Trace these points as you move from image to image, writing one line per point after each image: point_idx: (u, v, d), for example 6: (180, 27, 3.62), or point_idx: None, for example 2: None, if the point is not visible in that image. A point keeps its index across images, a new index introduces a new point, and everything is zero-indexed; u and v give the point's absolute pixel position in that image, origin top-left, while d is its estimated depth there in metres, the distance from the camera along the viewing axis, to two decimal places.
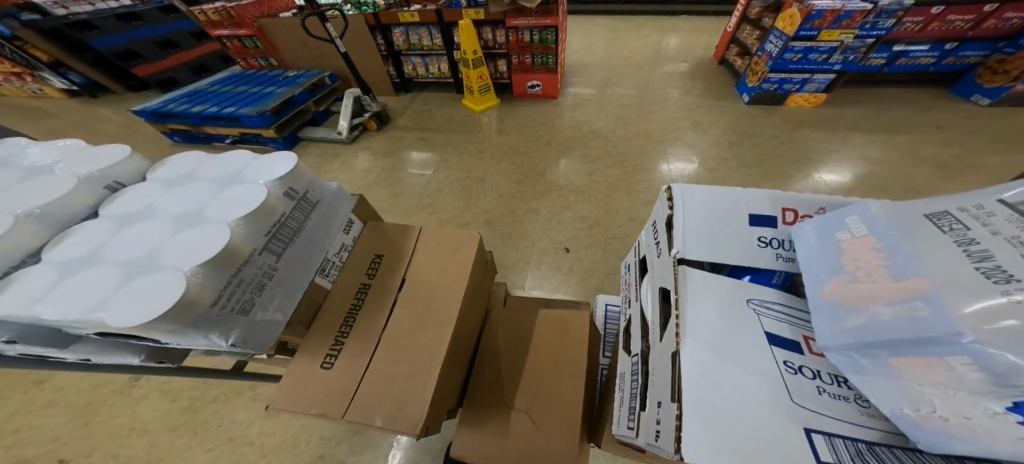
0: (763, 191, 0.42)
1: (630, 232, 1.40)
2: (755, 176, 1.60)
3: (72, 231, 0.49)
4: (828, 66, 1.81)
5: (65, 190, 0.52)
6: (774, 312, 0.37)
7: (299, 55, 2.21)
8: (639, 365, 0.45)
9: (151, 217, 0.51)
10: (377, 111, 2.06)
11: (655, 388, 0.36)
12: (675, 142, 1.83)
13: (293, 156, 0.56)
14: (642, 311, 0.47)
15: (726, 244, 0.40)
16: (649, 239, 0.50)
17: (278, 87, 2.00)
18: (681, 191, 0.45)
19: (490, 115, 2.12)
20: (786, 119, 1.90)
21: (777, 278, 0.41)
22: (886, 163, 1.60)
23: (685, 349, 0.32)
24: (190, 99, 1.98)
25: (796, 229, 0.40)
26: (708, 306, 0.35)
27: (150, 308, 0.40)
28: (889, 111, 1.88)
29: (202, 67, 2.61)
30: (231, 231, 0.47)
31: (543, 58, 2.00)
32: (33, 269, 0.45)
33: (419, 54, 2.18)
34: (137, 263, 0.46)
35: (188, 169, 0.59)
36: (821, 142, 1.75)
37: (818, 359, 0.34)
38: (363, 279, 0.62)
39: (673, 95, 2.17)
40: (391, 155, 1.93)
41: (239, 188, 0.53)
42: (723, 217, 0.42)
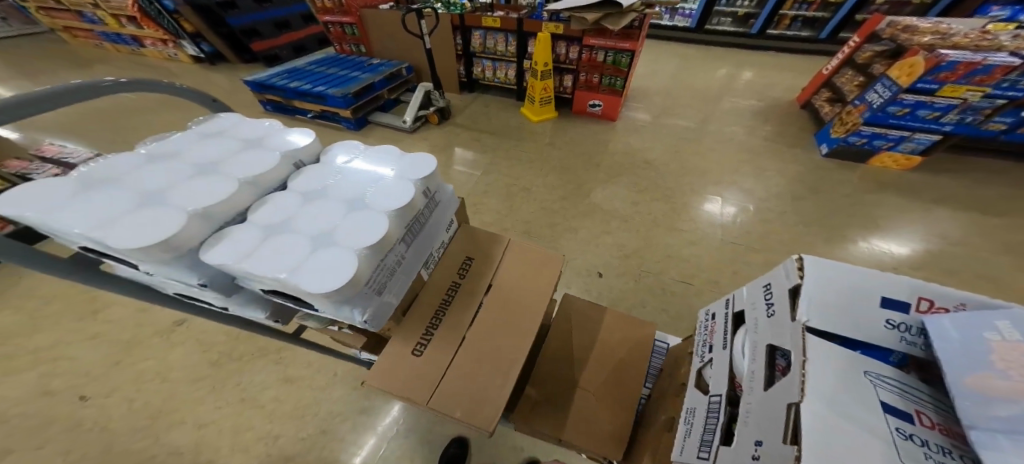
0: (905, 279, 0.37)
1: (668, 268, 1.37)
2: (813, 234, 1.51)
3: (268, 200, 0.56)
4: (938, 126, 1.66)
5: (271, 164, 0.59)
6: (890, 386, 0.36)
7: (385, 45, 2.38)
8: (720, 404, 0.45)
9: (325, 197, 0.58)
10: (441, 107, 2.18)
11: (749, 429, 0.37)
12: (731, 185, 1.76)
13: (435, 162, 0.63)
14: (733, 360, 0.47)
15: (853, 320, 0.38)
16: (753, 295, 0.47)
17: (361, 73, 2.17)
18: (814, 263, 0.40)
19: (546, 126, 2.15)
20: (865, 178, 1.77)
21: (892, 357, 0.39)
22: (965, 244, 1.44)
23: (807, 402, 0.32)
24: (291, 75, 2.20)
25: (932, 322, 0.36)
26: (828, 369, 0.34)
27: (338, 278, 0.46)
28: (985, 187, 1.69)
29: (301, 47, 2.98)
30: (387, 221, 0.54)
31: (612, 79, 2.00)
32: (241, 227, 0.51)
33: (491, 58, 2.28)
34: (319, 238, 0.52)
35: (352, 158, 0.67)
36: (895, 210, 1.60)
37: (929, 431, 0.33)
38: (455, 278, 0.66)
39: (738, 134, 2.09)
40: (443, 151, 2.02)
41: (394, 184, 0.60)
42: (855, 293, 0.38)
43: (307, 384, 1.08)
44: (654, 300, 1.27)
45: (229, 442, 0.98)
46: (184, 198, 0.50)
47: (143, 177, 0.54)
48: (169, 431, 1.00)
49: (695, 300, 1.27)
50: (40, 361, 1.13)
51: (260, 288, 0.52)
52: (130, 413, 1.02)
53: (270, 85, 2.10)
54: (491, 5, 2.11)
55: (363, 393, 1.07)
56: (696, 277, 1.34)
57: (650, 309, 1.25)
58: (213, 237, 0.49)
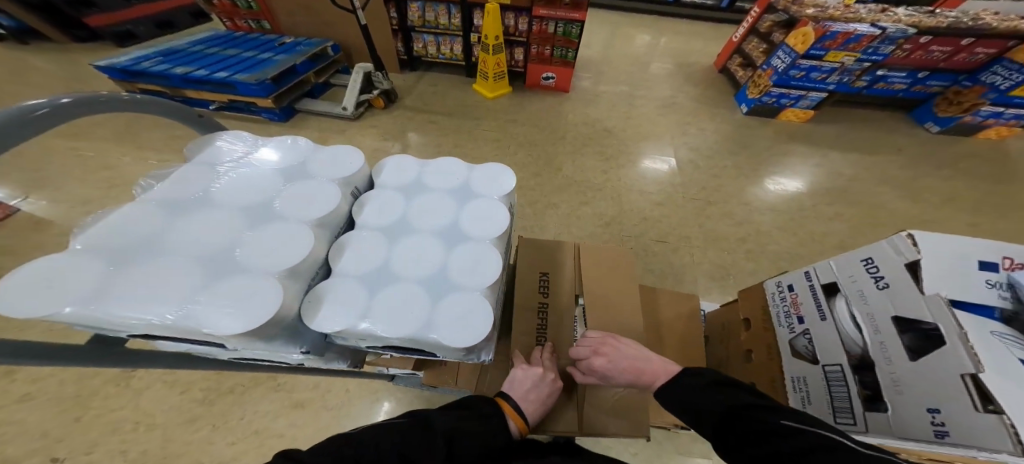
0: (988, 243, 0.52)
1: (645, 230, 1.50)
2: (752, 183, 1.74)
3: (345, 242, 0.56)
4: (824, 86, 1.97)
5: (335, 201, 0.57)
6: (1017, 341, 0.46)
7: (296, 21, 2.05)
8: (841, 371, 0.62)
9: (414, 232, 0.58)
10: (386, 90, 1.96)
11: (920, 396, 0.49)
12: (681, 145, 1.92)
13: (515, 179, 0.66)
14: (842, 329, 0.63)
15: (961, 283, 0.50)
16: (851, 267, 0.64)
17: (276, 54, 1.86)
18: (919, 239, 0.54)
19: (502, 103, 2.09)
20: (777, 132, 2.05)
21: (996, 313, 0.48)
22: (858, 180, 1.79)
23: (984, 372, 0.42)
24: (165, 58, 1.80)
25: (1021, 276, 0.49)
26: (980, 337, 0.45)
27: (477, 327, 0.48)
28: (866, 133, 2.08)
29: (167, 22, 2.46)
30: (497, 251, 0.57)
31: (563, 51, 2.01)
32: (334, 281, 0.51)
33: (433, 32, 2.12)
34: (431, 280, 0.53)
35: (411, 175, 0.67)
36: (804, 156, 1.91)
37: None
38: (540, 298, 0.81)
39: (677, 98, 2.26)
40: (398, 138, 1.87)
41: (477, 208, 0.61)
42: (962, 259, 0.52)
43: (321, 406, 1.00)
44: (640, 262, 1.39)
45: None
46: (253, 261, 0.49)
47: (176, 241, 0.50)
48: None
49: (672, 256, 1.42)
50: None
51: (362, 345, 0.55)
52: None
53: (142, 72, 1.72)
54: None
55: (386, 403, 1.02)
56: (670, 236, 1.49)
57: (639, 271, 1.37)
58: (305, 300, 0.50)
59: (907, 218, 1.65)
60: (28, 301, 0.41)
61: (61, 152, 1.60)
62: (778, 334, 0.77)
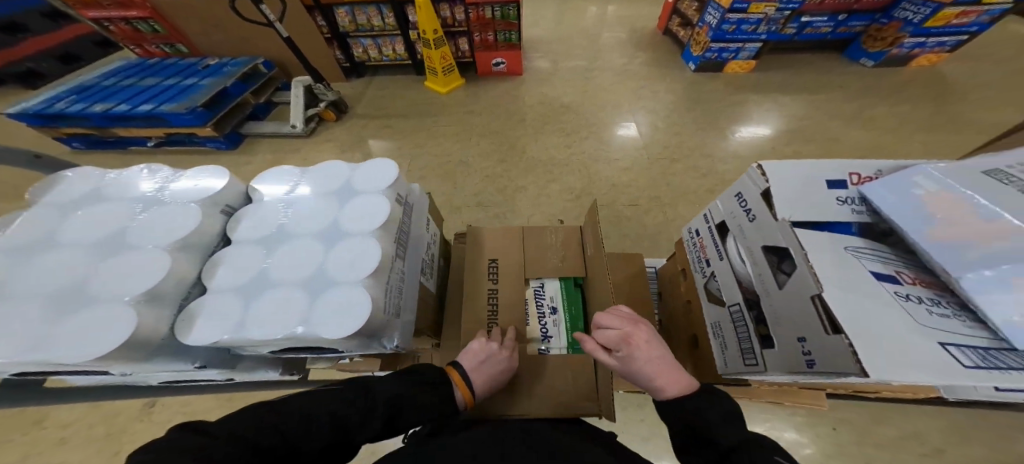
0: (834, 163, 0.52)
1: (615, 197, 1.51)
2: (711, 135, 1.78)
3: (219, 259, 0.61)
4: (755, 36, 2.01)
5: (196, 219, 0.61)
6: (867, 255, 0.46)
7: (213, 39, 1.95)
8: (740, 310, 0.60)
9: (293, 239, 0.63)
10: (333, 101, 1.89)
11: (791, 330, 0.45)
12: (639, 109, 1.94)
13: (397, 169, 0.71)
14: (734, 268, 0.63)
15: (816, 204, 0.50)
16: (730, 204, 0.63)
17: (201, 79, 1.76)
18: (769, 166, 0.54)
19: (456, 96, 2.05)
20: (726, 85, 2.08)
21: (853, 228, 0.50)
22: (809, 118, 1.85)
23: (828, 292, 0.40)
24: (81, 96, 1.69)
25: (868, 188, 0.49)
26: (825, 255, 0.44)
27: (355, 316, 0.53)
28: (813, 72, 2.11)
29: (72, 55, 2.34)
30: (377, 242, 0.61)
31: (506, 34, 1.99)
32: (209, 298, 0.56)
33: (369, 35, 2.06)
34: (313, 280, 0.58)
35: (290, 185, 0.71)
36: (755, 102, 1.96)
37: (916, 287, 0.43)
38: (490, 285, 0.79)
39: (628, 64, 2.27)
40: (355, 148, 1.81)
41: (358, 204, 0.66)
42: (811, 180, 0.52)
43: None
44: (615, 229, 1.41)
45: None
46: (104, 289, 0.53)
47: (27, 284, 0.55)
48: None
49: (645, 218, 1.44)
50: None
51: (264, 350, 0.60)
52: None
53: (60, 115, 1.61)
54: None
55: None
56: (641, 199, 1.50)
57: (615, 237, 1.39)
58: (177, 320, 0.54)
59: (864, 148, 1.72)
60: None
61: None
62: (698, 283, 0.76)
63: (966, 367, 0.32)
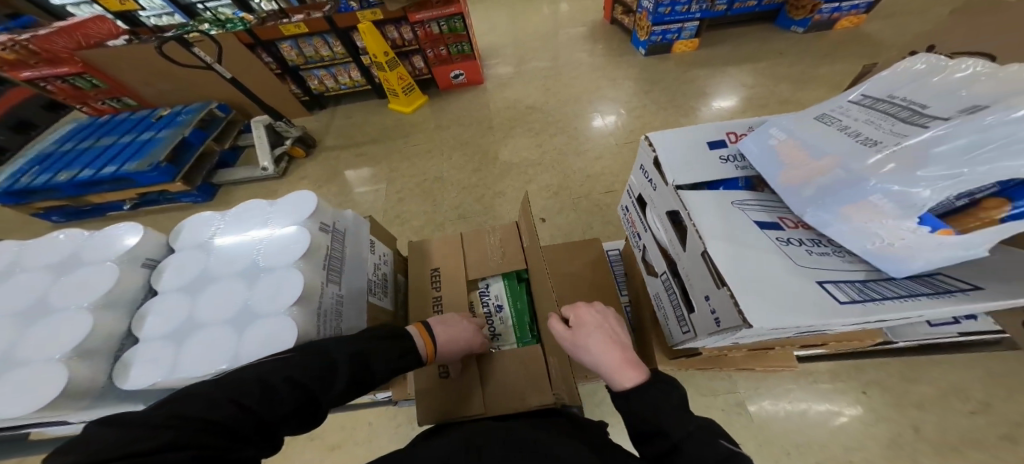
0: (707, 125, 0.59)
1: (591, 187, 1.57)
2: (673, 115, 1.85)
3: (147, 310, 0.64)
4: (690, 15, 2.11)
5: (115, 275, 0.65)
6: (751, 205, 0.50)
7: (161, 88, 1.94)
8: (671, 278, 0.65)
9: (219, 281, 0.66)
10: (299, 136, 1.90)
11: (699, 287, 0.49)
12: (601, 99, 2.00)
13: (317, 197, 0.72)
14: (657, 237, 0.68)
15: (697, 168, 0.55)
16: (640, 178, 0.68)
17: (158, 131, 1.74)
18: (656, 137, 0.59)
19: (423, 113, 2.08)
20: (679, 63, 2.16)
21: (741, 183, 0.55)
22: (760, 85, 1.94)
23: (709, 244, 0.44)
24: (44, 166, 1.66)
25: (744, 145, 0.55)
26: (708, 211, 0.48)
27: (280, 344, 0.56)
28: (754, 40, 2.22)
29: (23, 121, 2.30)
30: (301, 272, 0.64)
31: (458, 46, 2.04)
32: (140, 347, 0.60)
33: (321, 66, 2.08)
34: (241, 318, 0.61)
35: (213, 229, 0.73)
36: (710, 76, 2.04)
37: (796, 230, 0.48)
38: (433, 293, 0.85)
39: (584, 57, 2.33)
40: (332, 180, 1.82)
41: (280, 239, 0.68)
42: (690, 146, 0.58)
43: (348, 447, 1.04)
44: (594, 218, 1.46)
45: None
46: (31, 353, 0.57)
47: None
48: None
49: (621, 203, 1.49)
50: None
51: None
52: None
53: (27, 190, 1.59)
54: (282, 9, 1.84)
55: (405, 425, 1.07)
56: (615, 185, 1.56)
57: (598, 226, 1.43)
58: (115, 367, 0.59)
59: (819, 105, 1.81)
60: None
61: None
62: (639, 256, 0.81)
63: (839, 303, 0.36)
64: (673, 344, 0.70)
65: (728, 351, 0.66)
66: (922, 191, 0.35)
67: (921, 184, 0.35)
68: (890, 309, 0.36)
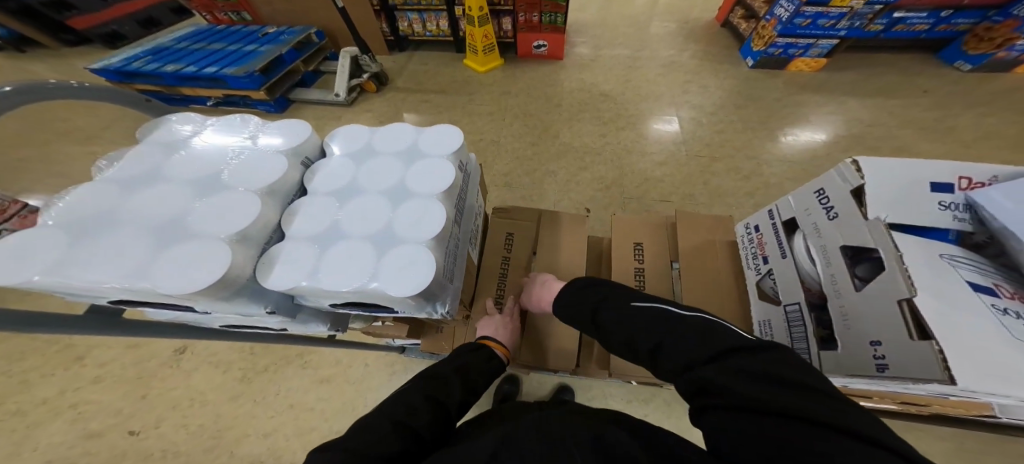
0: (946, 165, 0.53)
1: (646, 191, 1.47)
2: (760, 136, 1.67)
3: (296, 208, 0.63)
4: (835, 32, 1.85)
5: (283, 168, 0.64)
6: (964, 264, 0.49)
7: (276, 9, 2.06)
8: (800, 310, 0.61)
9: (360, 194, 0.65)
10: (376, 72, 1.94)
11: (867, 331, 0.48)
12: (683, 103, 1.85)
13: (461, 135, 0.72)
14: (800, 270, 0.63)
15: (911, 207, 0.52)
16: (805, 201, 0.63)
17: (260, 46, 1.86)
18: (866, 164, 0.54)
19: (494, 76, 2.04)
20: (787, 84, 1.93)
21: (952, 235, 0.54)
22: (877, 125, 1.69)
23: (918, 296, 0.43)
24: (155, 56, 1.84)
25: (977, 194, 0.51)
26: (919, 261, 0.47)
27: (424, 276, 0.54)
28: (883, 74, 1.92)
29: (149, 20, 2.54)
30: (441, 204, 0.62)
31: (551, 16, 1.94)
32: (285, 245, 0.58)
33: (416, 9, 2.07)
34: (380, 237, 0.59)
35: (361, 142, 0.74)
36: (818, 103, 1.81)
37: (1014, 302, 0.46)
38: (501, 265, 0.89)
39: (675, 55, 2.15)
40: (392, 120, 1.85)
41: (427, 166, 0.67)
42: (909, 181, 0.52)
43: (344, 379, 1.09)
44: None
45: (300, 444, 0.99)
46: (203, 226, 0.56)
47: (134, 212, 0.58)
48: (238, 445, 1.00)
49: None
50: (58, 412, 1.06)
51: (326, 303, 0.64)
52: (191, 437, 1.01)
53: (136, 73, 1.76)
54: None
55: (401, 375, 1.10)
56: (673, 195, 1.46)
57: None
58: (260, 261, 0.57)
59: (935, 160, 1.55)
60: (11, 270, 0.50)
61: (79, 163, 1.68)
62: (750, 281, 0.75)
63: None
64: None
65: None
66: None
67: None
68: None
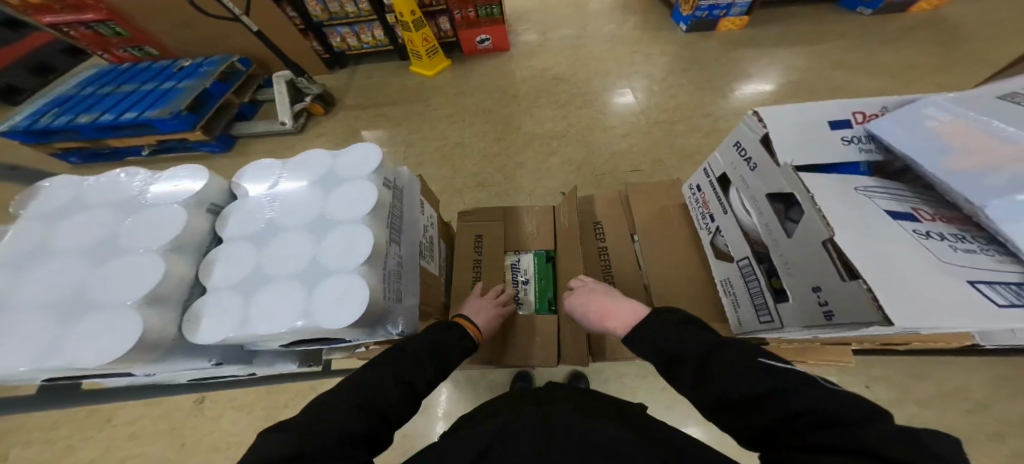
0: (837, 105, 0.59)
1: (615, 165, 1.52)
2: (707, 96, 1.77)
3: (213, 259, 0.61)
4: None
5: (183, 219, 0.60)
6: (878, 193, 0.51)
7: (182, 38, 1.89)
8: (749, 264, 0.64)
9: (281, 232, 0.63)
10: (318, 94, 1.84)
11: (808, 277, 0.49)
12: (633, 75, 1.91)
13: (380, 152, 0.69)
14: (741, 222, 0.67)
15: (818, 148, 0.57)
16: (729, 155, 0.69)
17: (179, 82, 1.70)
18: (765, 112, 0.60)
19: (444, 78, 2.01)
20: (720, 42, 2.04)
21: (862, 167, 0.58)
22: (804, 70, 1.83)
23: (838, 232, 0.43)
24: (64, 107, 1.64)
25: (874, 125, 0.56)
26: (832, 197, 0.48)
27: (355, 305, 0.53)
28: (802, 23, 2.08)
29: (45, 66, 2.27)
30: (368, 228, 0.60)
31: (487, 9, 1.94)
32: (208, 297, 0.57)
33: (344, 24, 1.99)
34: (309, 274, 0.58)
35: (273, 176, 0.69)
36: (752, 57, 1.93)
37: (933, 224, 0.47)
38: (473, 269, 0.90)
39: (616, 29, 2.20)
40: (349, 139, 1.79)
41: (346, 191, 0.64)
42: (808, 123, 0.58)
43: None
44: None
45: None
46: (104, 296, 0.54)
47: (30, 294, 0.55)
48: None
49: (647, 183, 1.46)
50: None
51: (280, 343, 0.61)
52: None
53: (47, 130, 1.57)
54: None
55: None
56: (642, 163, 1.51)
57: None
58: (185, 319, 0.56)
59: (860, 95, 1.71)
60: None
61: None
62: (705, 241, 0.79)
63: (998, 305, 0.34)
64: (734, 333, 0.70)
65: (787, 343, 0.67)
66: None
67: None
68: None
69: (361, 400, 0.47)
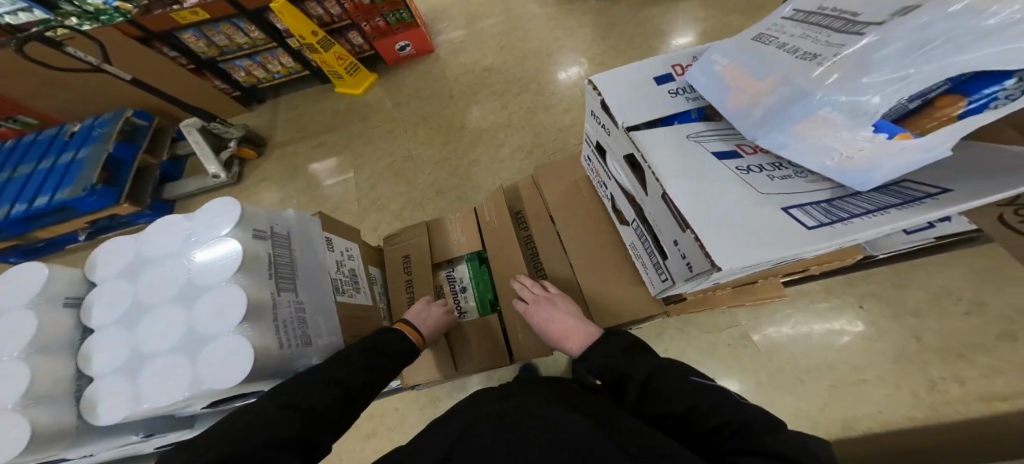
0: (655, 63, 0.66)
1: (563, 143, 1.57)
2: (633, 58, 1.84)
3: (88, 349, 0.59)
4: None
5: (34, 324, 0.57)
6: (708, 136, 0.57)
7: (54, 99, 1.69)
8: (642, 225, 0.70)
9: (153, 308, 0.59)
10: (242, 136, 1.73)
11: (669, 232, 0.53)
12: (562, 50, 1.94)
13: (236, 201, 0.61)
14: (621, 185, 0.72)
15: (652, 105, 0.61)
16: (593, 123, 0.74)
17: (75, 151, 1.51)
18: (599, 81, 0.65)
19: (375, 92, 1.95)
20: (631, 2, 2.10)
21: (694, 114, 0.62)
22: (711, 18, 1.94)
23: (670, 188, 0.47)
24: None
25: (689, 77, 0.61)
26: (662, 152, 0.52)
27: (238, 366, 0.51)
28: None
29: None
30: (240, 284, 0.55)
31: (396, 14, 1.88)
32: (98, 384, 0.56)
33: (241, 56, 1.87)
34: (191, 343, 0.56)
35: (132, 252, 0.65)
36: (666, 11, 2.01)
37: (754, 157, 0.53)
38: (406, 290, 0.94)
39: (535, 7, 2.21)
40: (294, 176, 1.73)
41: (206, 251, 0.59)
42: (638, 85, 0.64)
43: (383, 427, 1.12)
44: None
45: None
46: None
47: None
48: None
49: None
50: None
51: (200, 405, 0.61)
52: None
53: None
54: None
55: (430, 404, 1.14)
56: None
57: None
58: (81, 407, 0.56)
59: None
60: None
61: None
62: (609, 206, 0.84)
63: (808, 229, 0.38)
64: (654, 294, 0.72)
65: (707, 290, 0.73)
66: (871, 97, 0.36)
67: (869, 90, 0.36)
68: (859, 225, 0.37)
69: (285, 417, 0.47)
